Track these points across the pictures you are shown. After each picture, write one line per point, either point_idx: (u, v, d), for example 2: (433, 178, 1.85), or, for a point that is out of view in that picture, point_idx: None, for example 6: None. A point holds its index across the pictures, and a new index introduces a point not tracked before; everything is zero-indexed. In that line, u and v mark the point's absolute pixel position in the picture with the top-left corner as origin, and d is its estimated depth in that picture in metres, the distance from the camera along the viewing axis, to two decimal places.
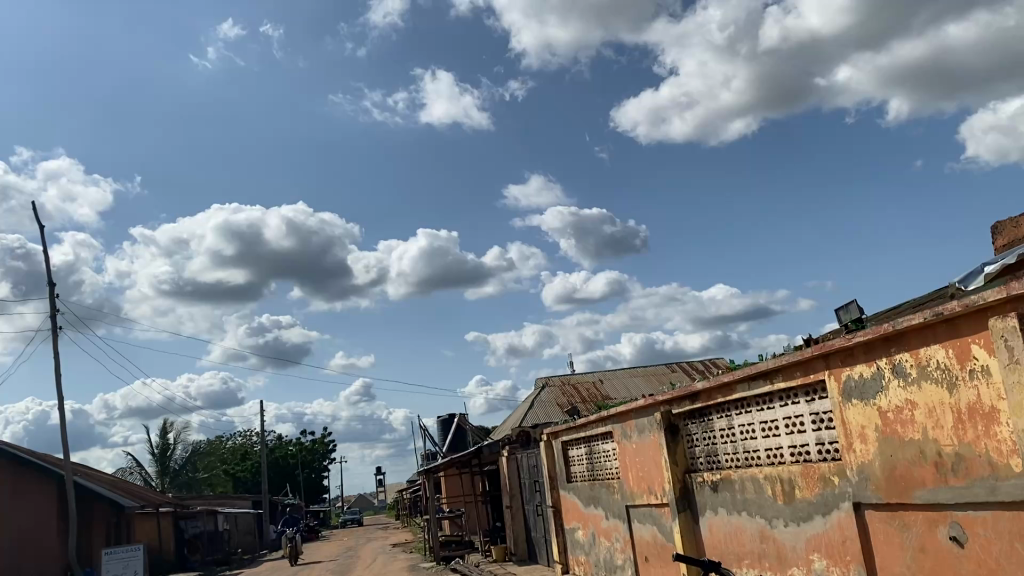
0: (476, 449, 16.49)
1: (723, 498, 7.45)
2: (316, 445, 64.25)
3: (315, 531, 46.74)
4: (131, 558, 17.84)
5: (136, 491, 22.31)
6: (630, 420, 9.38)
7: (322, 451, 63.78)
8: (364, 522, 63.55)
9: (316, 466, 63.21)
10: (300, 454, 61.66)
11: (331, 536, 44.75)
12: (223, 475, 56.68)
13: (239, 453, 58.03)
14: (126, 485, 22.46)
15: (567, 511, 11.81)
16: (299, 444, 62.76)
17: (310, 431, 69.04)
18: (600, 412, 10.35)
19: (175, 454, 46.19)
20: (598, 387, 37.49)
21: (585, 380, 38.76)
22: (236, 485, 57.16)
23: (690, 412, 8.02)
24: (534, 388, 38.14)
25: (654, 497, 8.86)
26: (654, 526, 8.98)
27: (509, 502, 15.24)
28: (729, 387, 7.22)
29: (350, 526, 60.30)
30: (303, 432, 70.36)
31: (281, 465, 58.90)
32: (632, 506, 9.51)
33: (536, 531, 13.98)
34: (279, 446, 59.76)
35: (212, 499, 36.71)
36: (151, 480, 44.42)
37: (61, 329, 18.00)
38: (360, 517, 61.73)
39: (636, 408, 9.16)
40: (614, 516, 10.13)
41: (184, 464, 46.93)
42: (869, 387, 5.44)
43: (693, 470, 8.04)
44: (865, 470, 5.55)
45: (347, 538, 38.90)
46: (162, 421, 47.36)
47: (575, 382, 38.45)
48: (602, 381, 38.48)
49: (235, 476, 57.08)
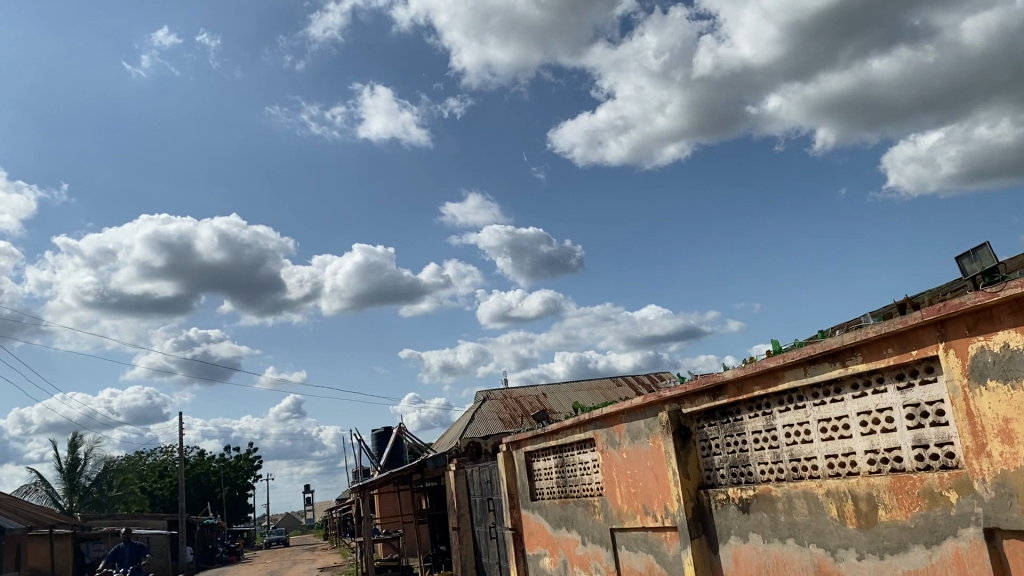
0: (418, 464, 14.55)
1: (758, 521, 5.72)
2: (241, 461, 60.88)
3: (238, 553, 43.68)
4: None
5: (24, 511, 19.54)
6: (620, 424, 7.62)
7: (247, 468, 60.44)
8: (290, 543, 60.32)
9: (240, 483, 59.87)
10: (223, 471, 58.28)
11: (254, 558, 41.89)
12: (140, 493, 53.05)
13: (159, 469, 54.45)
14: (13, 504, 19.66)
15: (530, 535, 9.96)
16: (223, 459, 59.36)
17: (235, 447, 65.58)
18: (576, 416, 8.58)
19: (86, 470, 42.71)
20: (542, 401, 35.71)
21: (529, 393, 36.95)
22: (153, 504, 53.54)
23: (707, 412, 6.29)
24: (474, 401, 36.20)
25: (651, 520, 7.11)
26: (649, 554, 7.21)
27: (455, 523, 13.34)
28: (771, 376, 5.51)
29: (275, 547, 57.11)
30: (227, 448, 66.78)
31: (203, 482, 55.47)
32: (620, 530, 7.73)
33: (488, 557, 12.12)
34: (202, 462, 56.34)
35: (123, 519, 33.67)
36: (58, 499, 40.89)
37: None
38: (286, 537, 58.63)
39: (629, 409, 7.40)
40: (593, 542, 8.33)
41: (95, 481, 43.46)
42: (1020, 363, 3.76)
43: (711, 485, 6.30)
44: (1008, 483, 3.86)
45: (270, 560, 36.15)
46: (73, 435, 43.77)
47: (518, 395, 36.61)
48: (546, 394, 36.71)
49: (152, 495, 53.40)
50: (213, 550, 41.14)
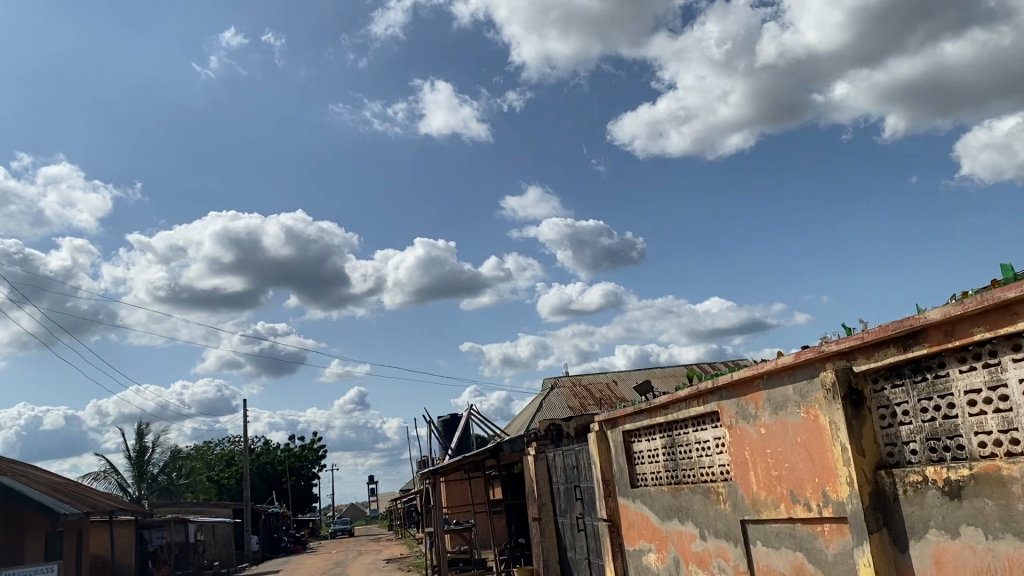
0: (492, 449, 13.24)
1: (977, 511, 4.24)
2: (307, 451, 60.80)
3: (303, 543, 43.26)
4: None
5: (84, 497, 18.93)
6: (756, 392, 6.17)
7: (312, 458, 60.32)
8: (355, 533, 60.04)
9: (305, 473, 59.66)
10: (289, 461, 58.22)
11: (319, 548, 41.39)
12: (207, 482, 53.19)
13: (225, 459, 54.62)
14: (74, 489, 19.18)
15: (631, 528, 8.61)
16: (289, 449, 59.40)
17: (301, 438, 65.61)
18: (690, 387, 7.17)
19: (153, 459, 42.66)
20: (613, 389, 34.14)
21: (598, 381, 35.49)
22: (220, 493, 53.59)
23: (891, 369, 4.82)
24: (541, 389, 34.87)
25: (802, 510, 5.66)
26: (797, 552, 5.79)
27: (535, 513, 12.04)
28: (1003, 313, 4.02)
29: (339, 537, 56.82)
30: (292, 438, 66.83)
31: (268, 472, 55.39)
32: (754, 522, 6.33)
33: (575, 551, 10.82)
34: (267, 451, 56.26)
35: (190, 507, 33.34)
36: (127, 487, 40.93)
37: None
38: (351, 527, 58.31)
39: (769, 372, 5.94)
40: (715, 536, 6.92)
41: (163, 469, 43.43)
42: None
43: (897, 464, 4.82)
44: None
45: (336, 551, 35.45)
46: (140, 423, 43.87)
47: (587, 383, 35.17)
48: (617, 382, 35.18)
49: (219, 483, 53.55)
50: (278, 539, 40.73)
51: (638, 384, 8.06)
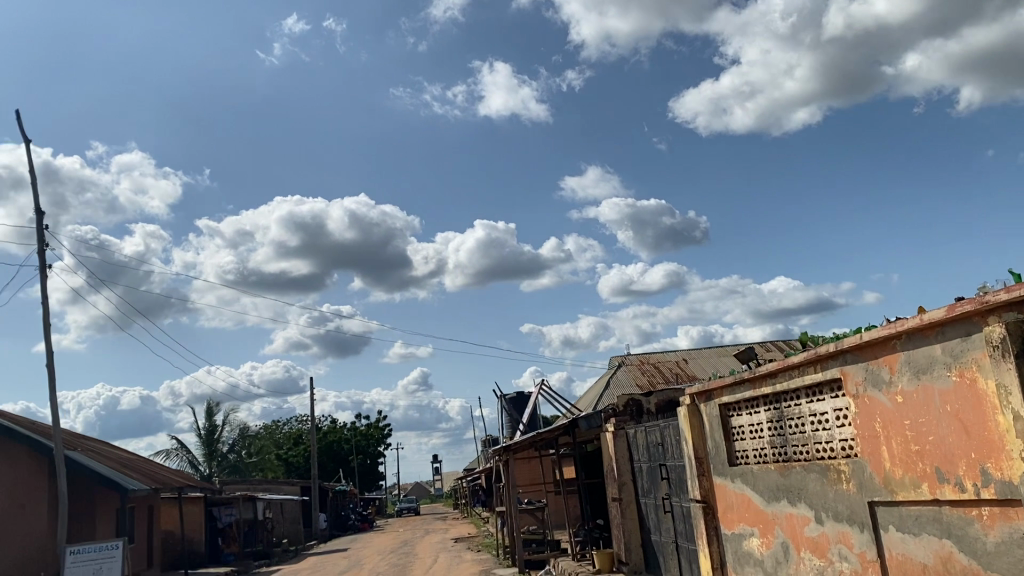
0: (566, 427, 12.51)
1: None
2: (372, 430, 61.19)
3: (370, 521, 43.43)
4: (106, 560, 11.45)
5: (153, 474, 18.92)
6: (891, 355, 5.32)
7: (378, 436, 60.73)
8: (421, 511, 60.32)
9: (371, 452, 60.03)
10: (355, 440, 58.66)
11: (386, 527, 41.50)
12: (276, 460, 53.90)
13: (293, 437, 55.28)
14: (143, 466, 19.16)
15: (729, 510, 7.83)
16: (355, 428, 59.84)
17: (367, 417, 66.11)
18: (804, 354, 6.33)
19: (223, 437, 43.22)
20: (683, 368, 33.13)
21: (667, 359, 34.52)
22: (288, 471, 54.24)
23: None
24: (608, 367, 34.05)
25: (953, 492, 4.82)
26: (944, 540, 4.95)
27: (615, 494, 11.33)
28: None
29: (406, 515, 57.08)
30: (358, 417, 67.43)
31: (335, 450, 55.88)
32: (886, 504, 5.50)
33: (662, 535, 10.08)
34: (334, 431, 56.73)
35: (259, 484, 33.57)
36: (198, 465, 41.55)
37: (48, 271, 14.61)
38: (416, 506, 58.53)
39: (910, 331, 5.09)
40: (834, 520, 6.11)
41: (233, 447, 43.98)
42: None
43: None
44: None
45: (403, 529, 35.32)
46: (210, 402, 44.48)
47: (656, 361, 34.22)
48: (687, 360, 34.16)
49: (287, 461, 54.20)
50: (346, 517, 40.94)
51: (739, 351, 7.24)
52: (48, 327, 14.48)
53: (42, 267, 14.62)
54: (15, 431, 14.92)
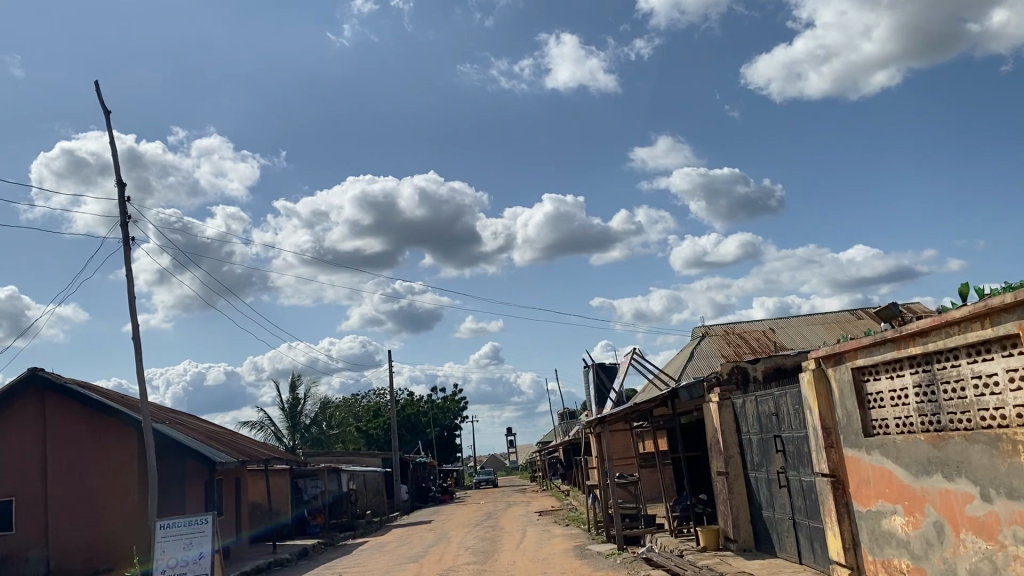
0: (664, 397, 11.78)
1: None
2: (449, 403, 61.34)
3: (450, 493, 43.49)
4: (197, 535, 11.25)
5: (240, 446, 18.96)
6: None
7: (455, 409, 60.86)
8: (499, 483, 60.40)
9: (448, 425, 60.26)
10: (433, 413, 58.90)
11: (466, 498, 41.53)
12: (356, 433, 54.48)
13: (373, 410, 55.81)
14: (230, 438, 19.22)
15: (864, 485, 7.05)
16: (432, 401, 60.07)
17: (443, 390, 66.33)
18: (967, 308, 5.49)
19: (306, 410, 43.79)
20: (770, 337, 31.85)
21: (754, 328, 33.25)
22: (368, 443, 54.90)
23: None
24: (691, 338, 32.93)
25: None
26: None
27: (720, 468, 10.60)
28: None
29: (484, 488, 57.22)
30: (435, 390, 67.75)
31: (413, 423, 56.26)
32: None
33: (778, 511, 9.32)
34: (412, 403, 57.09)
35: (341, 457, 33.80)
36: (281, 437, 42.17)
37: (130, 242, 14.47)
38: (494, 478, 58.61)
39: None
40: (1008, 498, 5.29)
41: (315, 420, 44.48)
42: None
43: None
44: None
45: (484, 501, 35.12)
46: (292, 376, 45.01)
47: (741, 331, 32.99)
48: (774, 329, 32.83)
49: (367, 434, 54.72)
50: (426, 489, 41.09)
51: (880, 308, 6.41)
52: (134, 300, 14.39)
53: (126, 238, 14.48)
54: (104, 405, 14.96)
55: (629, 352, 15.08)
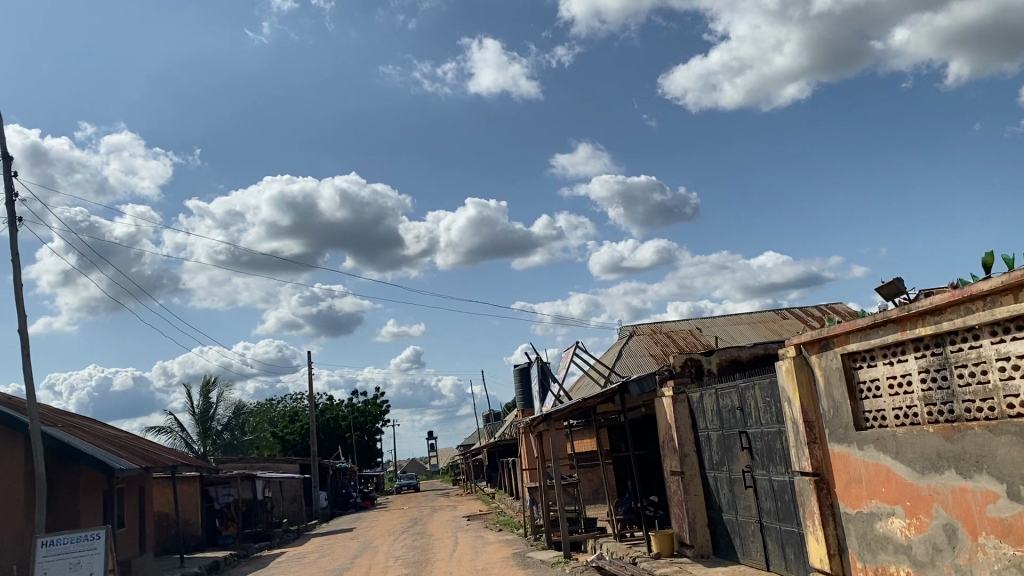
0: (611, 393, 10.97)
1: None
2: (369, 407, 59.65)
3: (371, 499, 42.00)
4: (88, 553, 9.87)
5: (144, 451, 17.37)
6: None
7: (374, 413, 59.22)
8: (420, 488, 59.00)
9: (368, 429, 58.56)
10: (352, 417, 57.21)
11: (388, 505, 40.18)
12: (271, 438, 52.38)
13: (289, 415, 53.77)
14: (132, 444, 17.61)
15: (855, 483, 6.31)
16: (351, 405, 58.33)
17: (364, 394, 64.53)
18: (995, 280, 4.77)
19: (218, 415, 41.68)
20: (697, 336, 31.53)
21: (682, 327, 32.98)
22: (284, 449, 52.83)
23: None
24: (620, 337, 32.36)
25: None
26: None
27: (673, 467, 9.81)
28: None
29: (405, 493, 55.77)
30: (354, 394, 65.87)
31: (332, 428, 54.41)
32: None
33: (742, 513, 8.56)
34: (330, 408, 55.23)
35: (256, 464, 32.09)
36: (191, 443, 39.95)
37: (14, 223, 12.87)
38: (416, 483, 57.25)
39: None
40: None
41: (227, 425, 42.36)
42: None
43: None
44: None
45: (407, 508, 33.83)
46: (203, 379, 42.78)
47: (669, 330, 32.67)
48: (702, 328, 32.63)
49: (283, 439, 52.66)
50: (346, 496, 39.54)
51: (883, 283, 5.66)
52: (22, 289, 12.81)
53: (11, 218, 12.90)
54: None
55: (569, 345, 14.19)
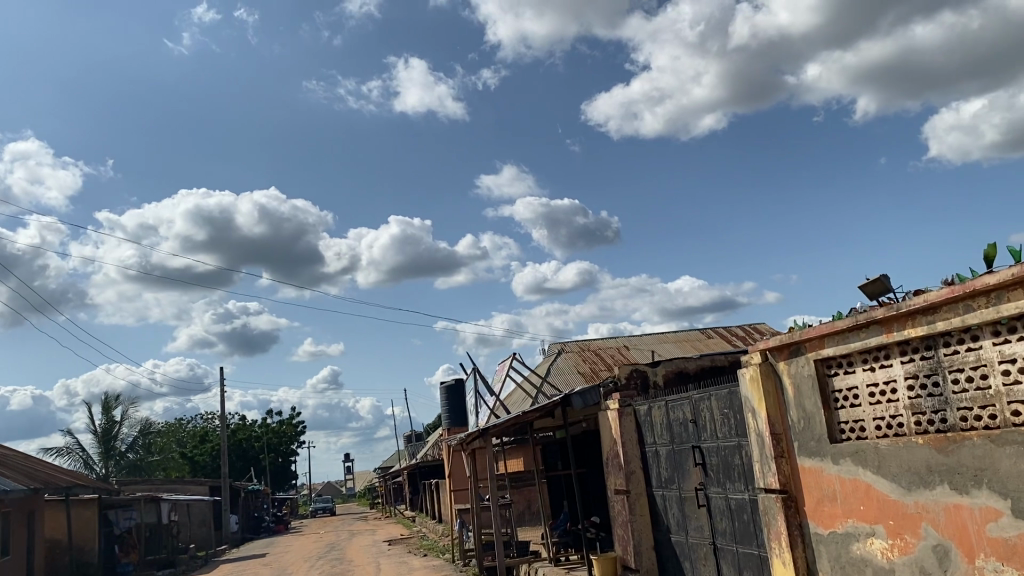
0: (550, 407, 10.34)
1: None
2: (284, 427, 57.64)
3: (286, 523, 40.33)
4: None
5: (35, 472, 15.90)
6: None
7: (290, 434, 57.26)
8: (337, 511, 57.20)
9: (282, 450, 56.56)
10: (267, 438, 55.14)
11: (303, 528, 38.61)
12: (179, 460, 49.97)
13: (198, 436, 51.46)
14: (21, 463, 16.12)
15: (828, 501, 5.79)
16: (265, 425, 56.25)
17: (279, 414, 62.43)
18: (1002, 274, 4.30)
19: (122, 434, 39.43)
20: (625, 354, 31.28)
21: (609, 345, 32.71)
22: (193, 471, 50.47)
23: None
24: (547, 355, 31.85)
25: None
26: None
27: (617, 486, 9.20)
28: None
29: (320, 517, 53.91)
30: (269, 414, 63.65)
31: (245, 449, 52.29)
32: None
33: (694, 533, 8.00)
34: (243, 428, 53.11)
35: (162, 486, 30.30)
36: (92, 465, 37.64)
37: None
38: (332, 506, 55.47)
39: None
40: None
41: (132, 445, 40.10)
42: None
43: None
44: None
45: (324, 531, 32.47)
46: (107, 397, 40.48)
47: (597, 347, 32.34)
48: (629, 346, 32.42)
49: (192, 461, 50.30)
50: (259, 520, 37.81)
51: (868, 280, 5.17)
52: None
53: None
54: None
55: (504, 357, 13.52)
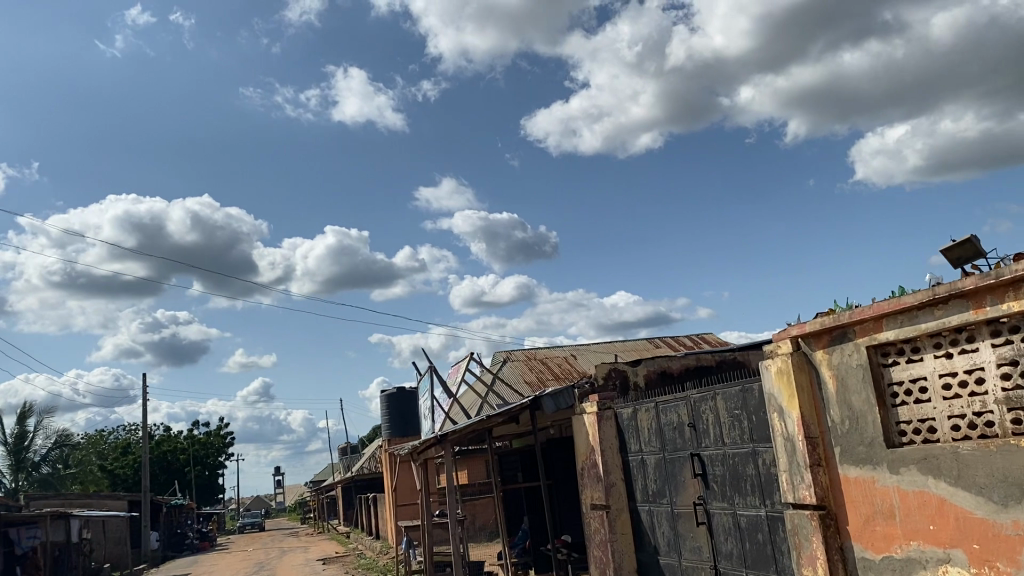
0: (515, 411, 9.15)
1: None
2: (212, 439, 55.04)
3: (211, 540, 38.07)
4: None
5: None
6: None
7: (217, 446, 54.70)
8: (265, 527, 54.79)
9: (209, 462, 53.96)
10: (193, 449, 52.51)
11: (229, 545, 36.51)
12: (98, 473, 47.07)
13: (119, 448, 48.64)
14: None
15: (881, 519, 4.72)
16: (192, 436, 53.60)
17: (207, 424, 59.76)
18: None
19: (35, 445, 36.74)
20: (572, 363, 30.26)
21: (555, 354, 31.67)
22: (113, 484, 47.64)
23: None
24: (492, 363, 30.62)
25: None
26: None
27: (595, 501, 8.04)
28: None
29: (248, 533, 51.45)
30: (197, 425, 60.83)
31: (169, 462, 49.66)
32: None
33: (690, 556, 6.87)
34: (168, 439, 50.47)
35: (76, 501, 28.02)
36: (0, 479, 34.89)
37: None
38: (261, 521, 53.07)
39: None
40: None
41: (45, 458, 37.39)
42: None
43: None
44: None
45: (252, 549, 30.51)
46: (20, 405, 37.72)
47: (543, 356, 31.27)
48: (576, 355, 31.43)
49: (112, 474, 47.46)
50: (181, 537, 35.55)
51: (953, 242, 4.13)
52: None
53: None
54: None
55: (461, 358, 12.34)
